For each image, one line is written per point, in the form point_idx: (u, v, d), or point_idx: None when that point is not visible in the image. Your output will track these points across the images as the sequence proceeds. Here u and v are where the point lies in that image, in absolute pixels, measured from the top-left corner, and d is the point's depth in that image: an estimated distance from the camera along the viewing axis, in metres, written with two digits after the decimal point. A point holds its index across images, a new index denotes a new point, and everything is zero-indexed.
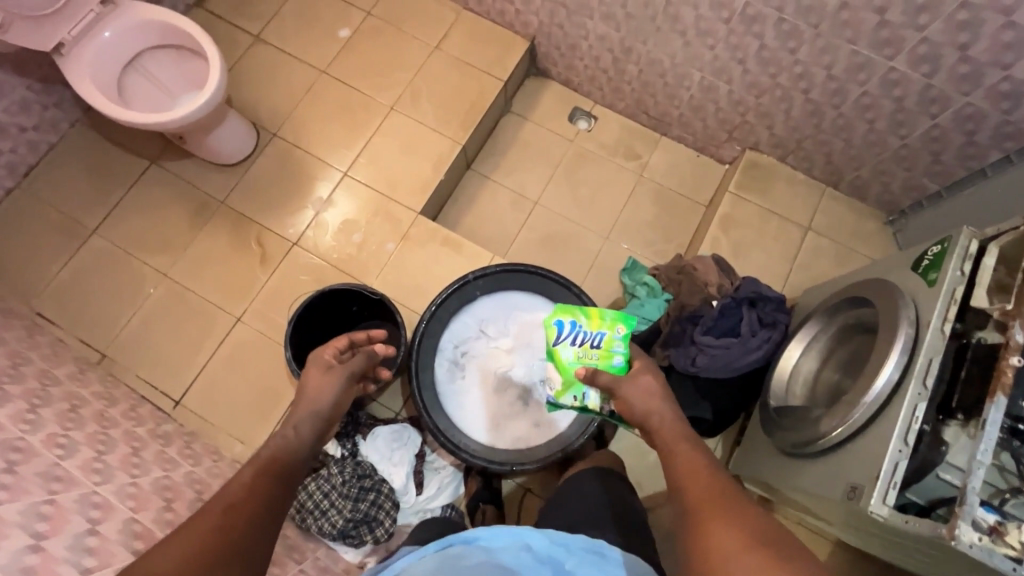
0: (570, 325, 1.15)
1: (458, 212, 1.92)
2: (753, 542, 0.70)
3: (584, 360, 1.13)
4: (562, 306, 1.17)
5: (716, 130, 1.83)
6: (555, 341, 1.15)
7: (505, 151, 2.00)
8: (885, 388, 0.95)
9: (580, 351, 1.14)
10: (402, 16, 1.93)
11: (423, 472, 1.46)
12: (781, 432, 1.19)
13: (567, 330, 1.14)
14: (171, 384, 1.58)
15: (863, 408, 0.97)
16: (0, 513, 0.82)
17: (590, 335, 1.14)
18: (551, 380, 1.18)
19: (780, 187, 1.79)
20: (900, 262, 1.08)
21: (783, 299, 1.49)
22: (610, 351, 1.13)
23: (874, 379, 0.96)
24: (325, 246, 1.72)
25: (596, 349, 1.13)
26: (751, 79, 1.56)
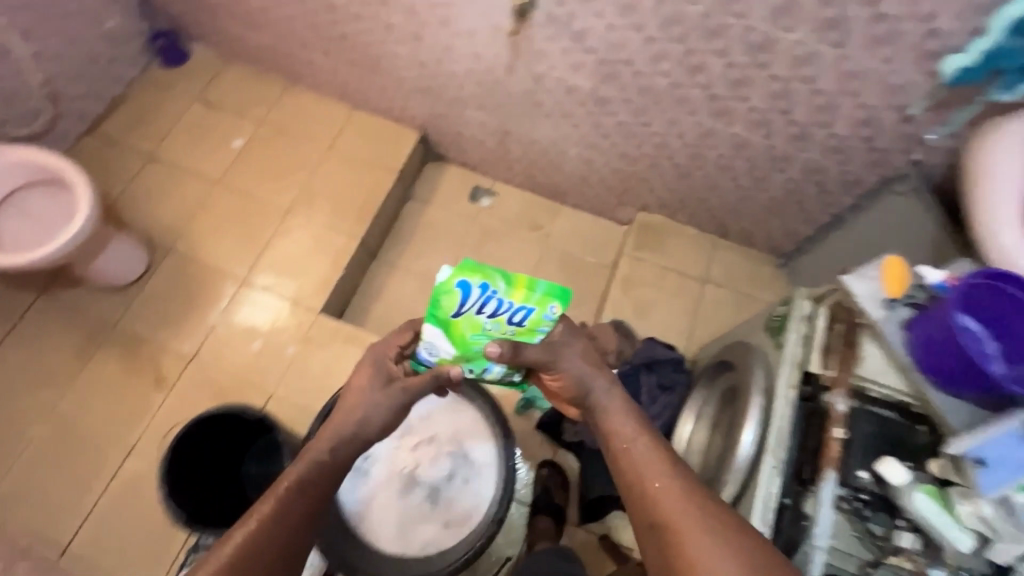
0: (481, 293, 0.91)
1: (366, 304, 1.92)
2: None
3: (495, 334, 0.96)
4: (473, 266, 0.89)
5: (606, 196, 1.88)
6: (457, 311, 0.93)
7: (410, 237, 2.02)
8: (746, 461, 0.93)
9: (487, 325, 0.95)
10: (294, 122, 1.99)
11: None
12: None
13: (478, 297, 0.91)
14: (58, 531, 1.47)
15: (732, 484, 0.94)
16: None
17: (510, 308, 0.92)
18: (439, 346, 1.02)
19: (674, 243, 1.84)
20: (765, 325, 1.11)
21: (681, 359, 1.49)
22: (529, 328, 0.95)
23: (737, 450, 0.94)
24: (224, 358, 1.68)
25: (515, 325, 0.94)
26: (619, 150, 1.62)
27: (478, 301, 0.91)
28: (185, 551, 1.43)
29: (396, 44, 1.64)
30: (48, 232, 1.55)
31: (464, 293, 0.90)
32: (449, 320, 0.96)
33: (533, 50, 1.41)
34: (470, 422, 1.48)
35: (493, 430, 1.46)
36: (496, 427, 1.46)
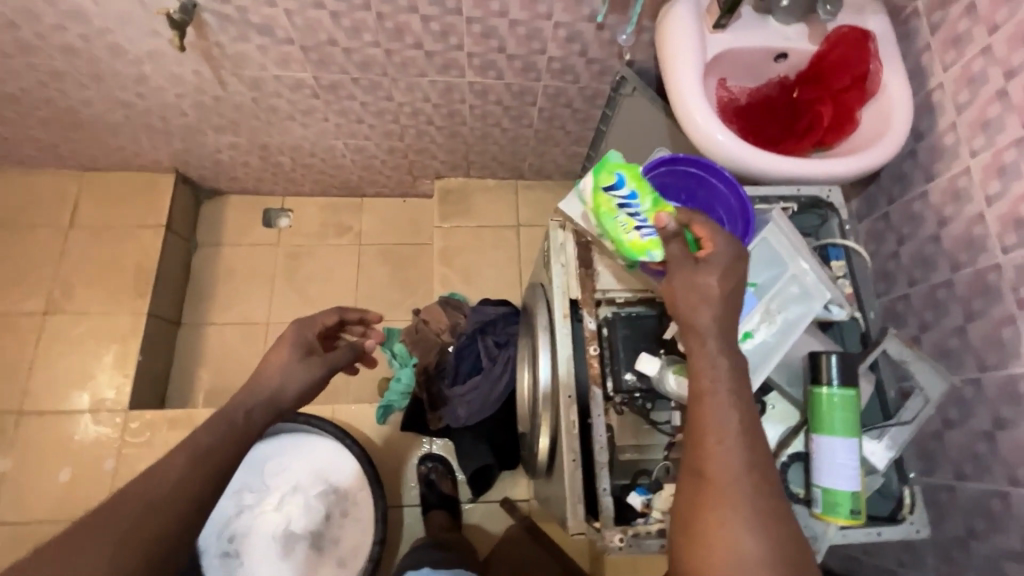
0: (626, 191, 0.77)
1: (190, 376, 1.72)
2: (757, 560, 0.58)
3: (615, 232, 0.79)
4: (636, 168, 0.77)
5: (399, 176, 1.81)
6: (609, 190, 0.79)
7: (213, 288, 1.82)
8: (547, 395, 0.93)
9: (621, 219, 0.78)
10: (15, 211, 1.67)
11: None
12: (526, 457, 1.17)
13: (619, 188, 0.77)
14: None
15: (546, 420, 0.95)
16: None
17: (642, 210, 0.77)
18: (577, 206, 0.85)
19: (480, 200, 1.83)
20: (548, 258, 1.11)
21: (510, 309, 1.49)
22: (644, 244, 0.77)
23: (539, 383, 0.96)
24: (28, 503, 1.43)
25: (634, 231, 0.78)
26: (381, 129, 1.55)
27: (626, 198, 0.77)
28: None
29: (83, 90, 1.40)
30: None
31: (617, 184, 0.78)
32: (599, 186, 0.79)
33: (230, 55, 1.27)
34: (328, 458, 1.42)
35: (353, 458, 1.41)
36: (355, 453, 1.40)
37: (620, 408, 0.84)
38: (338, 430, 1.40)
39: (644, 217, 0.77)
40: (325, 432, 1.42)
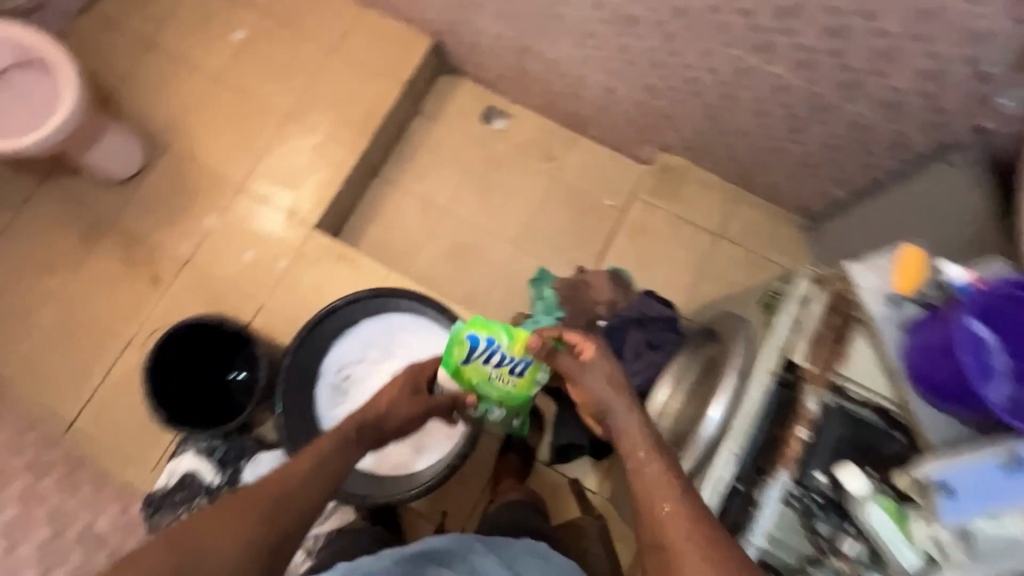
0: (488, 342, 1.13)
1: (365, 221, 1.85)
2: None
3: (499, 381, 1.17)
4: (481, 324, 1.11)
5: (628, 131, 1.72)
6: (466, 358, 1.14)
7: (414, 156, 1.91)
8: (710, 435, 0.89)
9: (494, 373, 1.16)
10: (299, 17, 1.83)
11: None
12: None
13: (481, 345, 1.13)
14: (63, 408, 1.56)
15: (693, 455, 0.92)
16: None
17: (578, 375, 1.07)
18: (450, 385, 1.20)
19: (692, 191, 1.70)
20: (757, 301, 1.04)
21: (673, 317, 1.44)
22: (529, 378, 1.17)
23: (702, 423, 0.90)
24: (216, 263, 1.67)
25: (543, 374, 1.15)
26: (645, 81, 1.45)
27: (489, 350, 1.13)
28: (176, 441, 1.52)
29: None
30: (41, 117, 1.53)
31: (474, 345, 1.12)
32: (454, 360, 1.15)
33: None
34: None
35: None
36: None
37: (789, 495, 0.80)
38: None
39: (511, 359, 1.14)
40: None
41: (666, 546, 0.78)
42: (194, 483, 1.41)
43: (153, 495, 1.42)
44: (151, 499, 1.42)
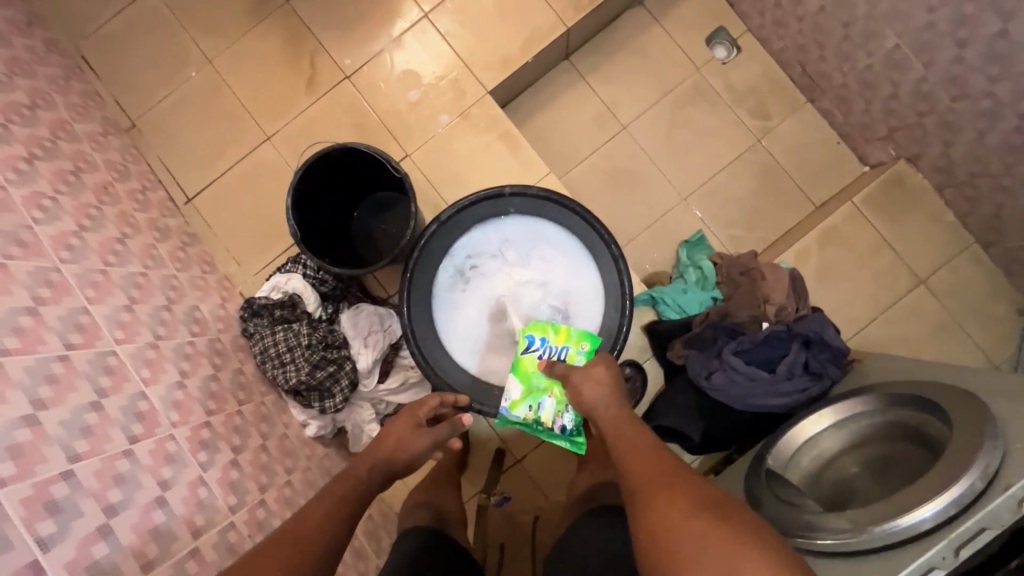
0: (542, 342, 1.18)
1: (537, 105, 1.64)
2: (695, 510, 0.71)
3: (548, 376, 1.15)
4: (535, 322, 1.18)
5: (877, 122, 1.44)
6: (525, 350, 1.17)
7: (614, 54, 1.64)
8: (920, 524, 0.79)
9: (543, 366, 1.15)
10: None
11: (391, 364, 1.41)
12: (750, 476, 1.07)
13: None
14: (189, 180, 1.51)
15: (883, 531, 0.81)
16: None
17: (553, 347, 1.16)
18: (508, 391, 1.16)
19: (915, 220, 1.45)
20: (1013, 391, 0.88)
21: (845, 352, 1.26)
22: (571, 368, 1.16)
23: (916, 508, 0.79)
24: (376, 91, 1.51)
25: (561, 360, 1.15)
26: (958, 72, 1.17)
27: (540, 345, 1.16)
28: (286, 258, 1.46)
29: None
30: None
31: (529, 339, 1.17)
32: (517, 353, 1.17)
33: None
34: (587, 294, 1.34)
35: (608, 315, 1.30)
36: (613, 315, 1.29)
37: None
38: (627, 285, 1.28)
39: (560, 353, 1.16)
40: (609, 275, 1.30)
41: (631, 478, 0.82)
42: (297, 307, 1.35)
43: (253, 300, 1.36)
44: (250, 303, 1.36)
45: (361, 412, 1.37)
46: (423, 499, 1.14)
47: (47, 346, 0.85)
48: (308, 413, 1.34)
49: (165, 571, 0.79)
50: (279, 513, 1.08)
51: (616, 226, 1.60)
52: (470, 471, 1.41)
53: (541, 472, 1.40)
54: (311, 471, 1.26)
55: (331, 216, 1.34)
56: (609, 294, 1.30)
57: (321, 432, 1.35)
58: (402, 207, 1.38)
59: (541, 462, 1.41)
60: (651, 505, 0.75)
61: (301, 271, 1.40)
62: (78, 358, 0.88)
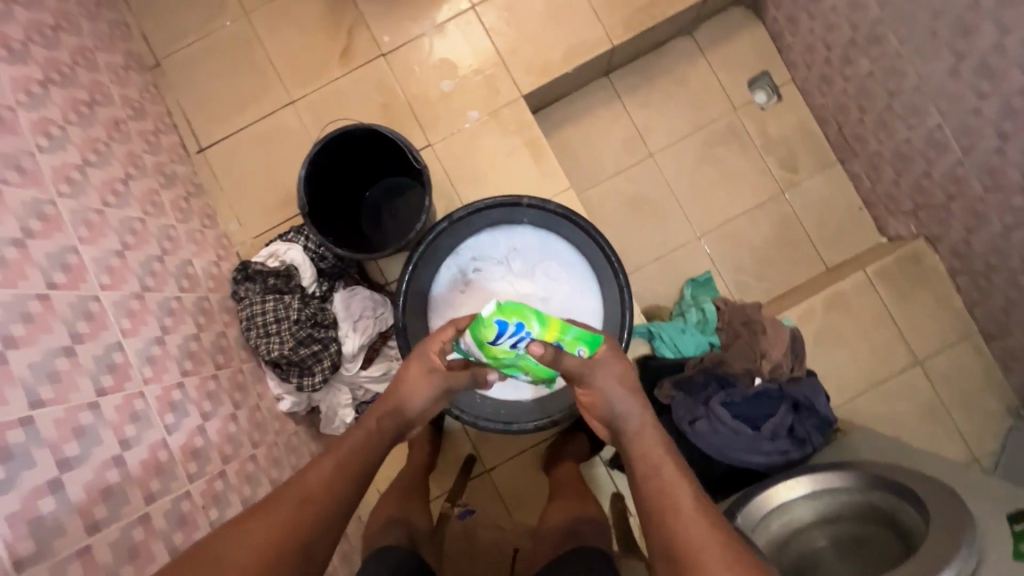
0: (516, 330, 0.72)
1: (568, 118, 1.61)
2: None
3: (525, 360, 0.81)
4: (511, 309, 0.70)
5: (904, 195, 1.43)
6: (491, 340, 0.73)
7: (655, 79, 1.62)
8: None
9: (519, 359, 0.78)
10: None
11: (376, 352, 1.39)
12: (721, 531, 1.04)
13: None
14: (205, 130, 1.48)
15: None
16: None
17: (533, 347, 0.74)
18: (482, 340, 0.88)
19: (925, 301, 1.44)
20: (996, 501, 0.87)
21: (832, 421, 1.25)
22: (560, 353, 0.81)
23: None
24: (410, 74, 1.48)
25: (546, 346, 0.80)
26: (995, 164, 1.15)
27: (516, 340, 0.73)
28: (290, 227, 1.43)
29: None
30: None
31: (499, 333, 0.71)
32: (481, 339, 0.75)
33: None
34: (586, 316, 1.31)
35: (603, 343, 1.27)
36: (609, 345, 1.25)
37: None
38: (627, 317, 1.25)
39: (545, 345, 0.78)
40: (612, 303, 1.27)
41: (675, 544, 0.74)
42: (292, 279, 1.32)
43: (249, 264, 1.33)
44: (246, 266, 1.33)
45: (338, 395, 1.35)
46: (393, 514, 1.11)
47: (29, 282, 0.82)
48: (285, 387, 1.31)
49: (113, 534, 0.77)
50: (238, 487, 1.06)
51: (626, 252, 1.58)
52: (439, 473, 1.40)
53: (508, 485, 1.40)
54: (278, 448, 1.24)
55: (343, 193, 1.31)
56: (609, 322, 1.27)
57: (294, 409, 1.33)
58: (415, 195, 1.34)
59: (509, 476, 1.41)
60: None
61: (302, 243, 1.37)
62: (58, 299, 0.85)
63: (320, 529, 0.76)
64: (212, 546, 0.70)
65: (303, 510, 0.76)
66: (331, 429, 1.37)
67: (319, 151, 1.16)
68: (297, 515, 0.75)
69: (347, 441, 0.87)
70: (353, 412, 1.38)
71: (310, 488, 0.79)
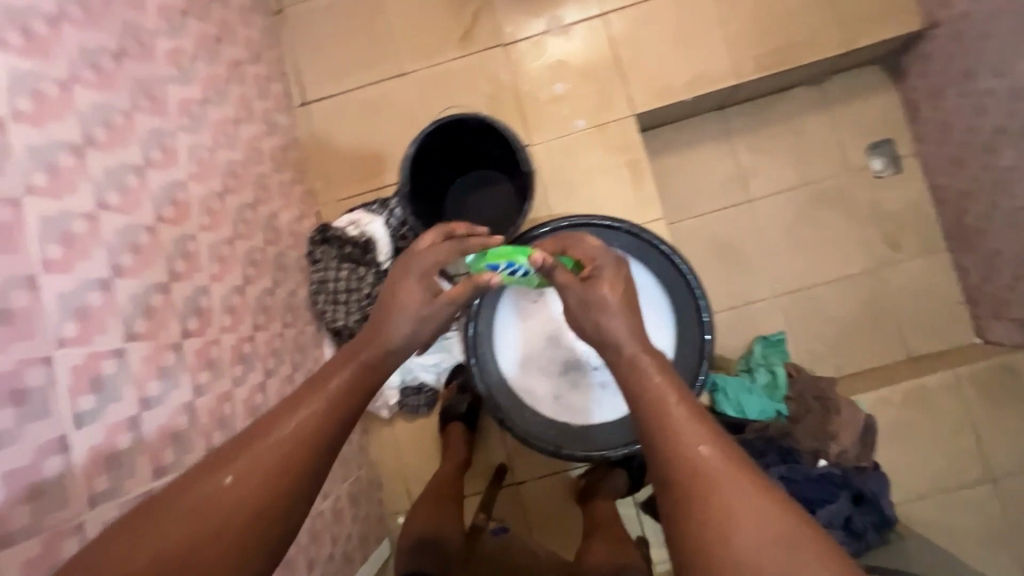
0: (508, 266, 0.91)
1: (671, 145, 1.55)
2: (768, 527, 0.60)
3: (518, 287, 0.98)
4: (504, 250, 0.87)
5: (1016, 302, 1.32)
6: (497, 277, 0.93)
7: (771, 123, 1.54)
8: None
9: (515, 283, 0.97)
10: None
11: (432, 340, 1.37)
12: None
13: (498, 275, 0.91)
14: (312, 85, 1.47)
15: None
16: (103, 104, 0.79)
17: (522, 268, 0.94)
18: None
19: (1014, 417, 1.33)
20: None
21: (894, 522, 1.17)
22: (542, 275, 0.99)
23: None
24: (525, 70, 1.44)
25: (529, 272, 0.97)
26: None
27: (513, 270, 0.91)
28: (375, 198, 1.42)
29: None
30: None
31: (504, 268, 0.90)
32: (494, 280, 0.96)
33: None
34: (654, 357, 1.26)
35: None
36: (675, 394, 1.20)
37: None
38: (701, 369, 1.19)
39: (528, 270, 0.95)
40: (687, 352, 1.21)
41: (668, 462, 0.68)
42: (368, 252, 1.31)
43: (329, 228, 1.32)
44: (325, 230, 1.32)
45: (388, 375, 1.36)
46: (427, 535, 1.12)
47: (142, 213, 0.81)
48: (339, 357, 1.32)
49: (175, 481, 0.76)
50: None
51: None
52: (469, 475, 1.39)
53: (535, 503, 1.38)
54: None
55: (437, 179, 1.28)
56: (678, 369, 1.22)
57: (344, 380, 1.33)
58: (507, 198, 1.31)
59: (539, 494, 1.39)
60: (706, 504, 0.63)
61: (383, 217, 1.35)
62: (164, 234, 0.85)
63: (301, 493, 0.61)
64: (161, 507, 0.55)
65: (283, 465, 0.60)
66: (373, 406, 1.37)
67: (428, 136, 1.13)
68: (275, 471, 0.60)
69: (335, 380, 0.71)
70: (398, 395, 1.38)
71: (292, 437, 0.63)
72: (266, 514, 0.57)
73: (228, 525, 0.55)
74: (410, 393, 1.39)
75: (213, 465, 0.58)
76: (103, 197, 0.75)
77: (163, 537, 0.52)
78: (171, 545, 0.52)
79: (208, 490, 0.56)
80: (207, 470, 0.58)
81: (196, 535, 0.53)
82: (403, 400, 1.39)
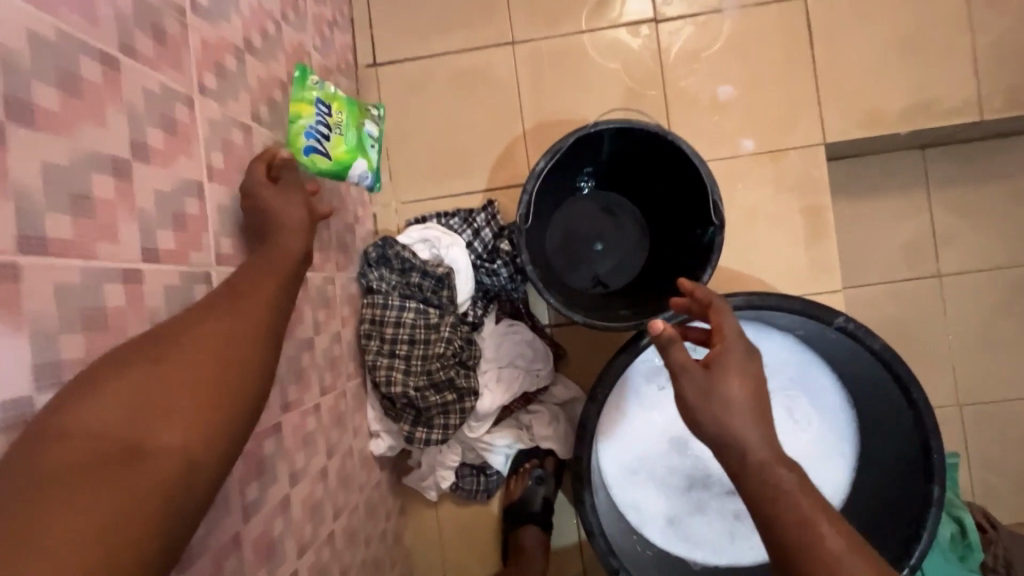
0: (308, 135, 0.76)
1: (847, 187, 1.16)
2: None
3: (346, 125, 0.81)
4: (293, 139, 0.75)
5: None
6: (318, 151, 0.77)
7: (987, 176, 1.14)
8: None
9: (337, 130, 0.80)
10: None
11: (508, 414, 1.01)
12: None
13: (312, 144, 0.76)
14: (387, 40, 1.08)
15: None
16: (61, 42, 0.42)
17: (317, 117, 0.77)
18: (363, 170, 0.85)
19: None
20: None
21: None
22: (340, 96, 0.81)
23: None
24: (680, 61, 1.04)
25: (332, 108, 0.80)
26: None
27: (319, 131, 0.77)
28: (455, 209, 1.05)
29: None
30: None
31: (306, 142, 0.75)
32: (329, 158, 0.78)
33: None
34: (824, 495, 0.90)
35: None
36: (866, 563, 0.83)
37: None
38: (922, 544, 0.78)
39: (321, 109, 0.78)
40: (886, 505, 0.84)
41: None
42: (443, 287, 0.94)
43: (393, 244, 0.96)
44: (387, 245, 0.96)
45: (445, 452, 1.00)
46: None
47: (116, 250, 0.45)
48: (384, 423, 0.96)
49: None
50: None
51: None
52: None
53: None
54: (358, 513, 0.88)
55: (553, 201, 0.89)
56: (869, 525, 0.85)
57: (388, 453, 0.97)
58: (647, 241, 0.91)
59: None
60: None
61: (466, 242, 0.99)
62: (152, 285, 0.49)
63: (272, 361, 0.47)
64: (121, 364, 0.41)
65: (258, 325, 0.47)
66: (419, 487, 1.03)
67: (567, 149, 0.75)
68: (242, 333, 0.46)
69: None
70: (453, 477, 1.03)
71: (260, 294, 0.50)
72: (229, 378, 0.43)
73: (191, 384, 0.41)
74: (468, 476, 1.04)
75: (162, 336, 0.44)
76: (37, 227, 0.39)
77: (104, 403, 0.38)
78: (115, 416, 0.38)
79: (157, 353, 0.42)
80: (176, 327, 0.45)
81: (135, 399, 0.39)
82: (458, 484, 1.04)
